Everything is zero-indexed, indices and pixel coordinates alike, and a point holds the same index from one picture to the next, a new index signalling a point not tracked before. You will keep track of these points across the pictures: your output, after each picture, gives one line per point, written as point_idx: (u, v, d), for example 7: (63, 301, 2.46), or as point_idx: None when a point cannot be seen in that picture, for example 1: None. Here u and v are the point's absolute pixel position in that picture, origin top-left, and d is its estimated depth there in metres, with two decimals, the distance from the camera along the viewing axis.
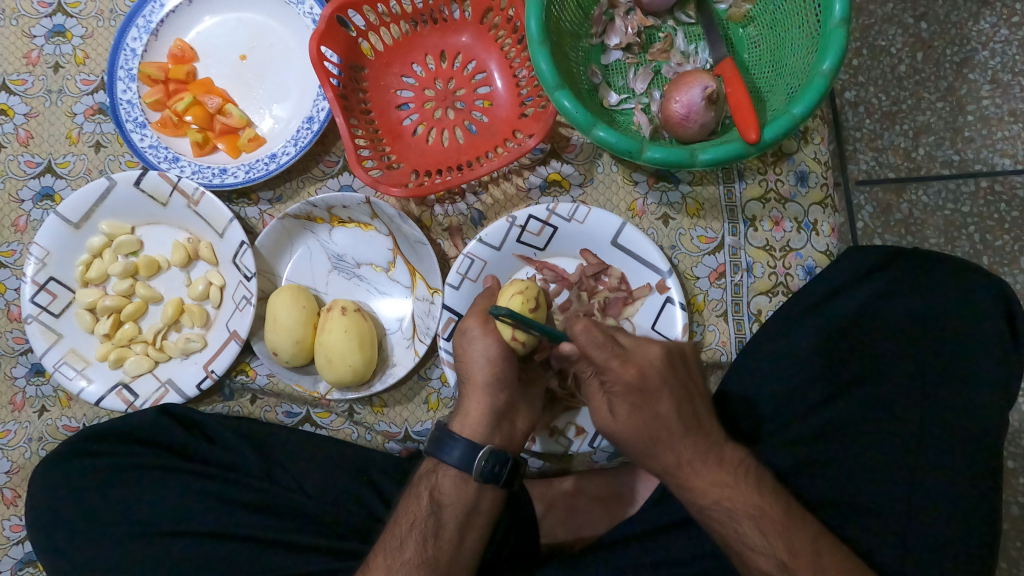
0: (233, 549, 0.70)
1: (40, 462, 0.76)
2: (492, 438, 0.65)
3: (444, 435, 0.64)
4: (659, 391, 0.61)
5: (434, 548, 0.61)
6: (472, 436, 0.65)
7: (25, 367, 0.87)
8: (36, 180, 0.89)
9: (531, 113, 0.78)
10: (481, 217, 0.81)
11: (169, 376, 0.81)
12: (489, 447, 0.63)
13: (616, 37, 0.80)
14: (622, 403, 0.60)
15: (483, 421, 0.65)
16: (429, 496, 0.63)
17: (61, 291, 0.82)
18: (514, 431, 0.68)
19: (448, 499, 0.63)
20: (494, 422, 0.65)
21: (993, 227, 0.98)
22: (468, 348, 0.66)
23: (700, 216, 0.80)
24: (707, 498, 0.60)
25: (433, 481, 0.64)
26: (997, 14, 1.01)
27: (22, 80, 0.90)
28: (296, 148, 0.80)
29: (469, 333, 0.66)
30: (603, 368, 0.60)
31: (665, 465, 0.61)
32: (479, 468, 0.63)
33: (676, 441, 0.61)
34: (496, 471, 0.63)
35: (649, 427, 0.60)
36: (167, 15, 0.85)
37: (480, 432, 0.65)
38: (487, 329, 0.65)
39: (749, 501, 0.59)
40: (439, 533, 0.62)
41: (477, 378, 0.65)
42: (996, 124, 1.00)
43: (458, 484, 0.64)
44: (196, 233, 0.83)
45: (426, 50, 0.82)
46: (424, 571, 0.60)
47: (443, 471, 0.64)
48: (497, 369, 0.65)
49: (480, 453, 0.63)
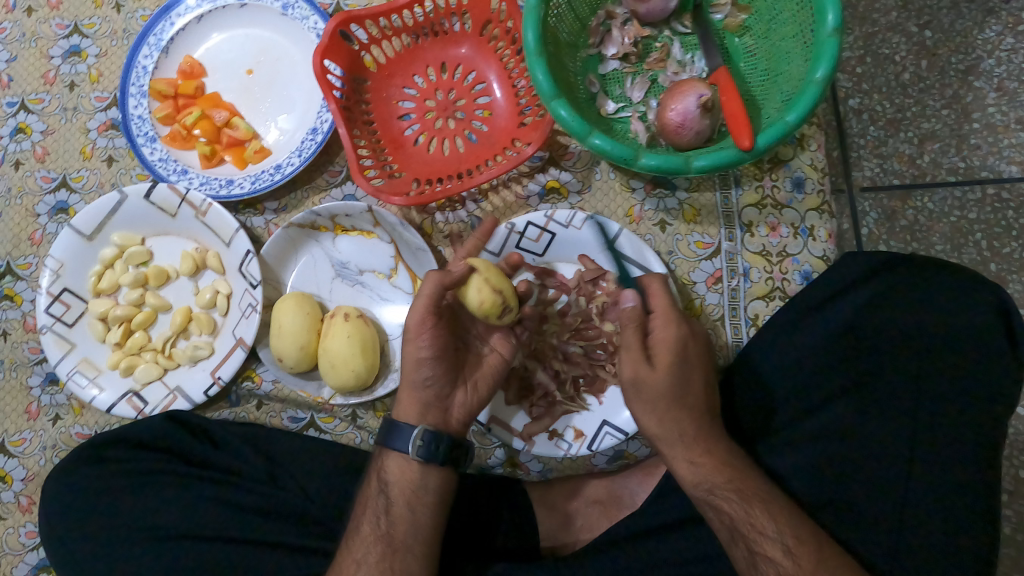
0: (237, 553, 0.71)
1: (52, 469, 0.78)
2: (427, 420, 0.66)
3: (387, 422, 0.66)
4: (696, 365, 0.65)
5: (388, 524, 0.64)
6: (409, 421, 0.66)
7: (40, 376, 0.89)
8: (51, 195, 0.91)
9: (530, 122, 0.80)
10: (481, 224, 0.83)
11: (178, 383, 0.83)
12: (424, 427, 0.65)
13: (613, 47, 0.81)
14: (663, 355, 0.63)
15: (415, 410, 0.66)
16: (377, 479, 0.66)
17: (74, 301, 0.84)
18: (450, 417, 0.68)
19: (393, 477, 0.65)
20: (426, 409, 0.66)
21: (1001, 235, 0.98)
22: (405, 349, 0.66)
23: (697, 222, 0.81)
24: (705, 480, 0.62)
25: (381, 464, 0.67)
26: (1002, 22, 1.01)
27: (39, 99, 0.92)
28: (301, 159, 0.82)
29: (406, 332, 0.66)
30: (657, 320, 0.65)
31: (683, 431, 0.63)
32: (415, 447, 0.64)
33: (694, 411, 0.64)
34: (433, 449, 0.64)
35: (681, 387, 0.63)
36: (177, 33, 0.88)
37: (414, 414, 0.66)
38: (420, 329, 0.65)
39: (745, 490, 0.61)
40: (390, 511, 0.64)
41: (409, 372, 0.66)
42: (1003, 131, 0.99)
43: (401, 464, 0.65)
44: (203, 243, 0.85)
45: (427, 62, 0.84)
46: (380, 546, 0.62)
47: (388, 454, 0.66)
48: (425, 367, 0.65)
49: (414, 434, 0.64)
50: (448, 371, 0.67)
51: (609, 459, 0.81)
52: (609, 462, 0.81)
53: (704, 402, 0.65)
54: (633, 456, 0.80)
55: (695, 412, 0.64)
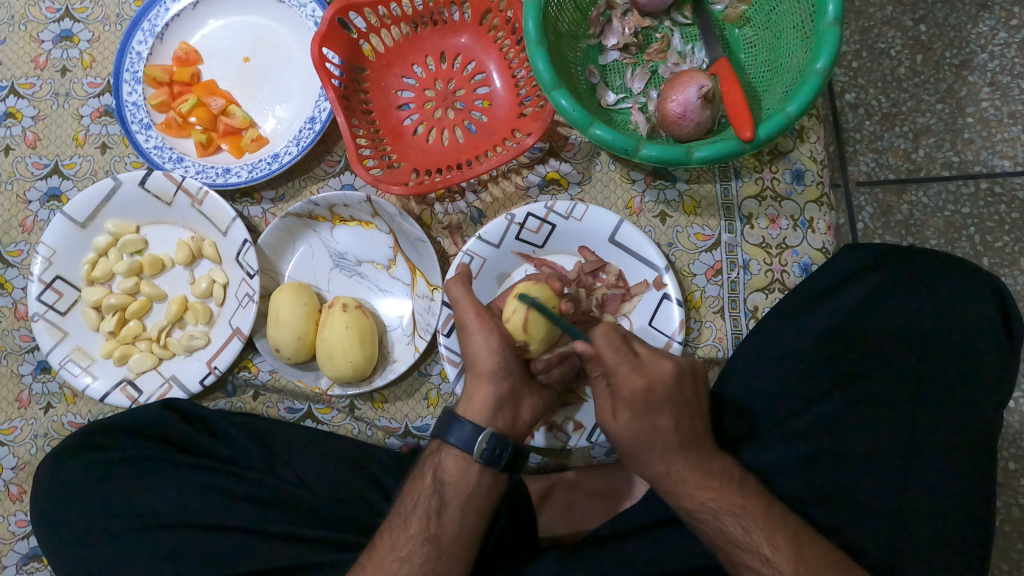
0: (234, 542, 0.71)
1: (44, 459, 0.77)
2: (496, 423, 0.65)
3: (449, 416, 0.65)
4: (662, 406, 0.62)
5: (438, 526, 0.63)
6: (478, 421, 0.65)
7: (31, 365, 0.88)
8: (43, 182, 0.90)
9: (530, 112, 0.79)
10: (481, 215, 0.82)
11: (173, 372, 0.82)
12: (491, 430, 0.64)
13: (613, 37, 0.81)
14: (624, 408, 0.62)
15: (487, 411, 0.65)
16: (433, 476, 0.65)
17: (67, 289, 0.83)
18: (518, 418, 0.67)
19: (450, 478, 0.64)
20: (497, 408, 0.65)
21: (993, 229, 0.99)
22: (469, 343, 0.67)
23: (697, 214, 0.81)
24: (683, 501, 0.62)
25: (437, 461, 0.65)
26: (996, 17, 1.02)
27: (29, 84, 0.91)
28: (299, 148, 0.81)
29: (468, 328, 0.67)
30: (613, 372, 0.61)
31: (654, 473, 0.63)
32: (480, 450, 0.63)
33: (669, 454, 0.62)
34: (496, 454, 0.64)
35: (646, 434, 0.62)
36: (172, 19, 0.87)
37: (485, 415, 0.65)
38: (486, 323, 0.66)
39: (722, 505, 0.61)
40: (442, 511, 0.63)
41: (482, 368, 0.66)
42: (995, 126, 1.01)
43: (461, 465, 0.64)
44: (200, 232, 0.84)
45: (426, 51, 0.84)
46: (427, 548, 0.62)
47: (447, 451, 0.65)
48: (499, 360, 0.66)
49: (482, 436, 0.63)
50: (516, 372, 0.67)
51: (608, 453, 0.79)
52: (608, 454, 0.79)
53: (678, 437, 0.62)
54: None
55: (672, 451, 0.62)
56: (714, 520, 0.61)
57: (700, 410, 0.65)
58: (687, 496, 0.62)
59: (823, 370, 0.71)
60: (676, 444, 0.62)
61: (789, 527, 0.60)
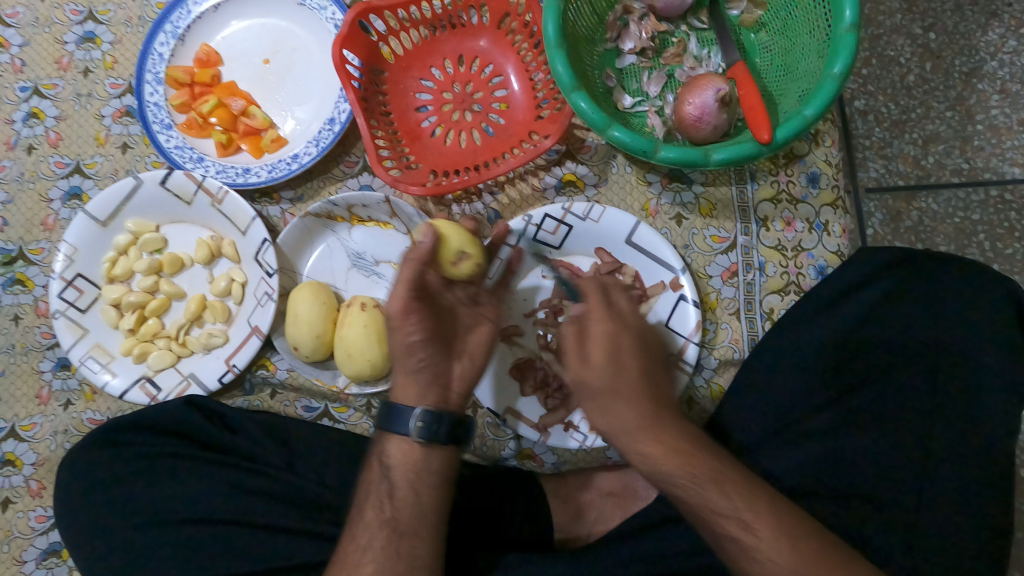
0: (254, 539, 0.71)
1: (66, 454, 0.78)
2: (427, 400, 0.64)
3: (387, 407, 0.64)
4: (624, 348, 0.62)
5: (392, 509, 0.62)
6: (409, 403, 0.64)
7: (51, 361, 0.89)
8: (65, 181, 0.91)
9: (547, 115, 0.80)
10: (497, 216, 0.83)
11: (191, 370, 0.83)
12: (423, 407, 0.63)
13: (630, 41, 0.81)
14: (597, 349, 0.60)
15: (413, 392, 0.64)
16: (379, 463, 0.64)
17: (87, 287, 0.84)
18: (449, 395, 0.66)
19: (395, 461, 0.63)
20: (424, 390, 0.64)
21: (1004, 235, 0.99)
22: (390, 338, 0.64)
23: (713, 216, 0.81)
24: (657, 464, 0.58)
25: (382, 449, 0.65)
26: (1005, 25, 1.02)
27: (52, 85, 0.92)
28: (318, 149, 0.82)
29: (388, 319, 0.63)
30: (593, 318, 0.63)
31: (622, 425, 0.59)
32: (416, 429, 0.63)
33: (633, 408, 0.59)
34: (434, 429, 0.63)
35: (610, 385, 0.59)
36: (194, 21, 0.88)
37: (414, 397, 0.64)
38: (405, 316, 0.62)
39: (698, 471, 0.58)
40: (394, 494, 0.62)
41: (400, 358, 0.64)
42: (1006, 133, 1.01)
43: (403, 447, 0.64)
44: (219, 231, 0.85)
45: (444, 54, 0.85)
46: (386, 531, 0.61)
47: (390, 438, 0.64)
48: (416, 350, 0.64)
49: (415, 414, 0.63)
50: (439, 352, 0.65)
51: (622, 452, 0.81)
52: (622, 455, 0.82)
53: (644, 390, 0.60)
54: None
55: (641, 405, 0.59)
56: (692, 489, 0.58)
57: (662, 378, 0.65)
58: (658, 460, 0.58)
59: (839, 371, 0.71)
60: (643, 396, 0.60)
61: (793, 516, 0.58)
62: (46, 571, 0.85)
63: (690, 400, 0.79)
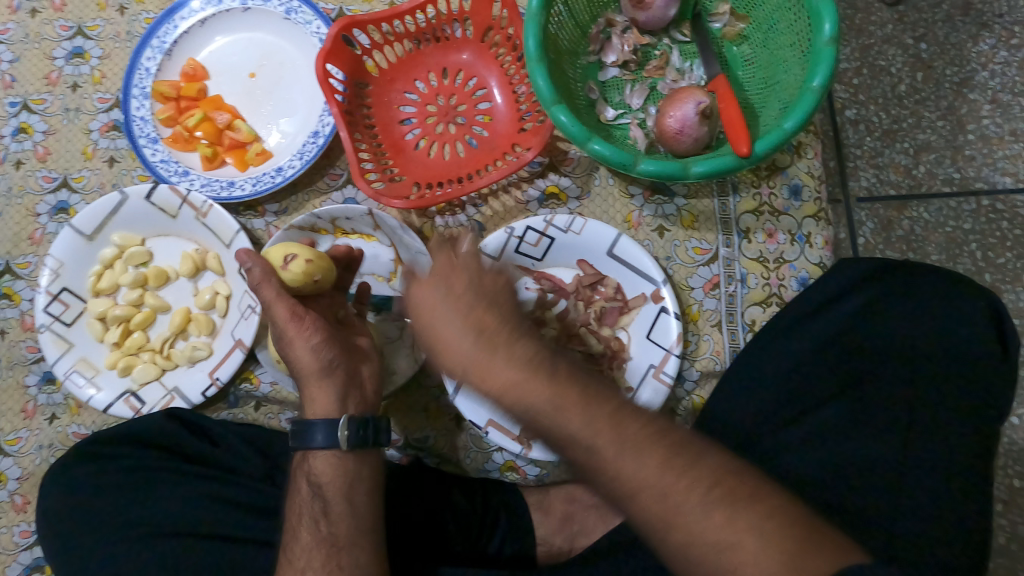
0: (233, 551, 0.71)
1: (49, 469, 0.77)
2: (348, 408, 0.68)
3: (300, 424, 0.66)
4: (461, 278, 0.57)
5: (327, 526, 0.63)
6: (327, 414, 0.67)
7: (37, 376, 0.89)
8: (52, 195, 0.91)
9: (530, 127, 0.80)
10: (481, 228, 0.83)
11: (175, 383, 0.83)
12: (346, 416, 0.66)
13: (613, 54, 0.82)
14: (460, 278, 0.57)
15: (333, 400, 0.67)
16: (308, 482, 0.65)
17: (73, 301, 0.84)
18: (364, 395, 0.71)
19: (324, 477, 0.65)
20: (341, 398, 0.68)
21: (995, 245, 0.99)
22: (291, 351, 0.68)
23: (695, 228, 0.81)
24: (516, 389, 0.52)
25: (308, 467, 0.66)
26: (996, 36, 1.02)
27: (41, 100, 0.93)
28: (302, 162, 0.82)
29: (286, 336, 0.67)
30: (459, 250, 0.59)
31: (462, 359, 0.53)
32: (344, 438, 0.65)
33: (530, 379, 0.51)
34: (361, 434, 0.66)
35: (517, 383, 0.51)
36: (180, 36, 0.88)
37: (333, 407, 0.67)
38: (301, 327, 0.67)
39: (558, 397, 0.51)
40: (328, 512, 0.63)
41: (308, 368, 0.67)
42: (997, 142, 1.01)
43: (331, 462, 0.66)
44: (204, 244, 0.86)
45: (428, 67, 0.85)
46: (324, 548, 0.62)
47: (313, 456, 0.66)
48: (328, 358, 0.68)
49: (340, 424, 0.65)
50: (341, 356, 0.69)
51: None
52: None
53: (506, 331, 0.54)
54: None
55: (501, 358, 0.52)
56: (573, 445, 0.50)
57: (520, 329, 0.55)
58: (501, 393, 0.52)
59: (820, 382, 0.71)
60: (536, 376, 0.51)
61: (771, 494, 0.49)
62: None
63: (672, 414, 0.80)
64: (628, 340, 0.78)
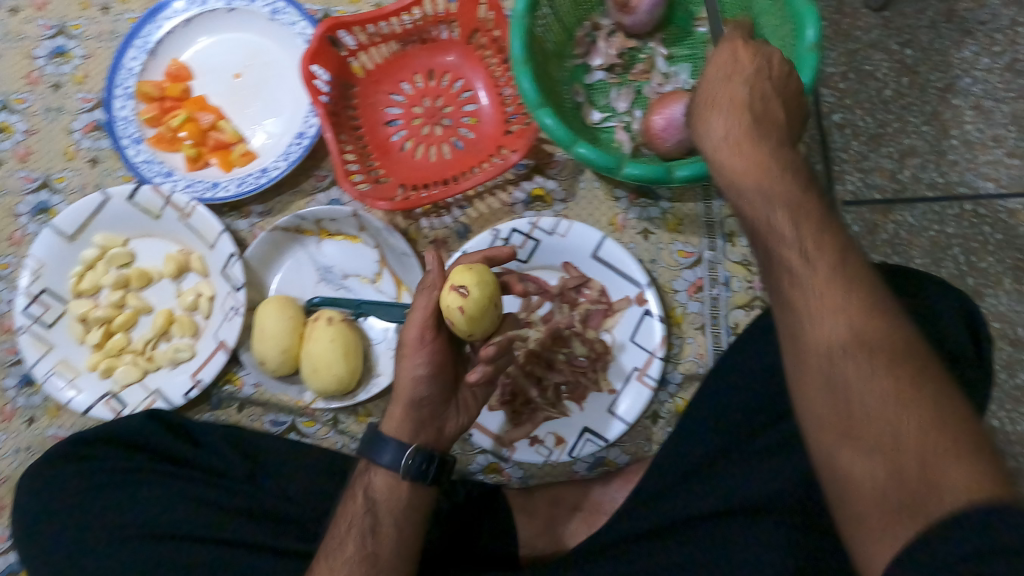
0: (210, 552, 0.70)
1: (27, 471, 0.77)
2: (418, 439, 0.63)
3: (373, 436, 0.63)
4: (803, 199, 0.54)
5: (374, 544, 0.60)
6: (398, 436, 0.63)
7: (16, 377, 0.88)
8: (33, 195, 0.91)
9: (515, 130, 0.80)
10: (466, 230, 0.83)
11: (157, 386, 0.82)
12: (416, 445, 0.62)
13: (599, 57, 0.83)
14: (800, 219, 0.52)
15: (406, 429, 0.63)
16: (364, 495, 0.62)
17: (53, 302, 0.83)
18: (442, 432, 0.65)
19: (381, 495, 0.62)
20: (418, 428, 0.63)
21: (977, 249, 1.00)
22: (399, 365, 0.64)
23: (680, 231, 0.82)
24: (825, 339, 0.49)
25: (367, 479, 0.63)
26: (979, 43, 1.04)
27: (22, 99, 0.92)
28: (287, 163, 0.82)
29: (402, 346, 0.64)
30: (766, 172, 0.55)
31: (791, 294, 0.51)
32: (406, 467, 0.61)
33: (782, 180, 0.55)
34: (423, 469, 0.62)
35: (766, 192, 0.54)
36: (165, 36, 0.88)
37: (406, 432, 0.63)
38: (418, 346, 0.63)
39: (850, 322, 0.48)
40: (377, 530, 0.60)
41: (404, 391, 0.63)
42: (980, 149, 1.02)
43: (390, 482, 0.62)
44: (187, 245, 0.85)
45: (414, 69, 0.85)
46: (365, 568, 0.58)
47: (376, 470, 0.63)
48: (421, 385, 0.63)
49: (407, 452, 0.61)
50: (440, 390, 0.65)
51: (590, 467, 0.82)
52: (589, 470, 0.82)
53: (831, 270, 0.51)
54: (613, 462, 0.81)
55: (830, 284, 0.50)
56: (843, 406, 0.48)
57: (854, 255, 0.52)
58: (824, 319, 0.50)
59: None
60: (794, 189, 0.54)
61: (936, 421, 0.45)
62: None
63: (655, 416, 0.80)
64: (613, 342, 0.77)
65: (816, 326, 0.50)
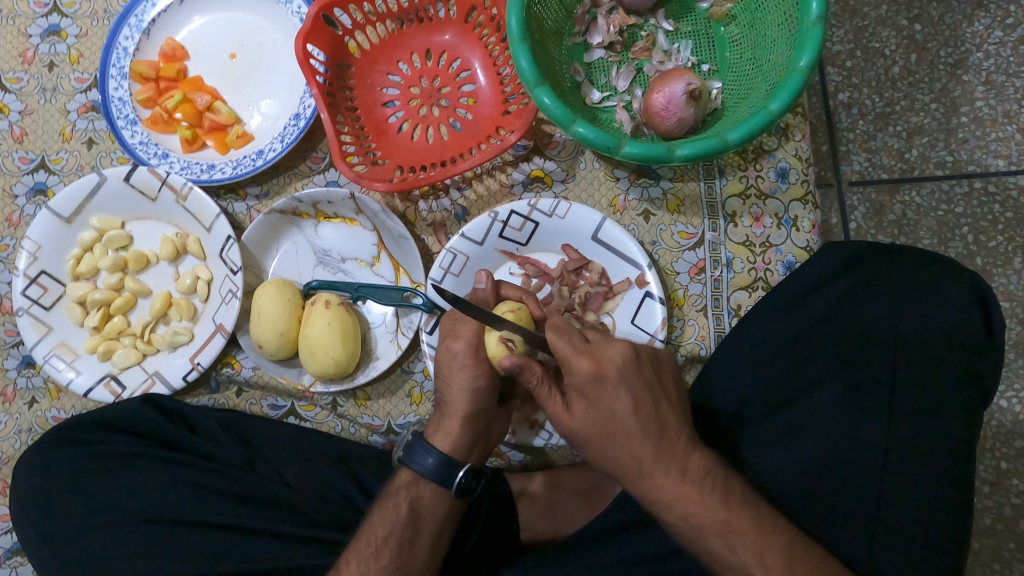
0: (208, 537, 0.70)
1: (25, 451, 0.77)
2: (470, 455, 0.68)
3: (418, 444, 0.66)
4: (616, 390, 0.58)
5: (409, 555, 0.64)
6: (445, 447, 0.66)
7: (16, 359, 0.88)
8: (30, 176, 0.90)
9: (514, 110, 0.79)
10: (465, 213, 0.83)
11: (157, 368, 0.82)
12: (468, 465, 0.66)
13: (598, 35, 0.81)
14: (578, 398, 0.59)
15: (464, 445, 0.67)
16: (409, 507, 0.65)
17: (52, 284, 0.83)
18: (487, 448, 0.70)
19: (426, 511, 0.66)
20: (471, 444, 0.68)
21: (987, 228, 0.99)
22: (452, 378, 0.67)
23: (680, 212, 0.81)
24: (665, 513, 0.58)
25: (414, 493, 0.66)
26: (991, 16, 1.01)
27: (17, 79, 0.91)
28: (282, 144, 0.81)
29: (456, 362, 0.66)
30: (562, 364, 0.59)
31: (624, 470, 0.59)
32: (457, 485, 0.66)
33: (632, 444, 0.58)
34: (472, 485, 0.66)
35: (604, 425, 0.58)
36: (159, 14, 0.86)
37: (459, 451, 0.66)
38: (476, 364, 0.66)
39: (705, 523, 0.57)
40: (413, 542, 0.65)
41: (459, 408, 0.66)
42: (990, 125, 1.00)
43: (438, 499, 0.66)
44: (184, 227, 0.85)
45: (411, 48, 0.84)
46: None
47: (424, 484, 0.66)
48: (480, 397, 0.66)
49: (460, 472, 0.66)
50: (493, 403, 0.68)
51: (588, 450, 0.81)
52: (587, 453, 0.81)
53: (638, 424, 0.58)
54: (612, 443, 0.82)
55: (641, 446, 0.58)
56: (697, 538, 0.58)
57: (665, 393, 0.61)
58: (669, 501, 0.58)
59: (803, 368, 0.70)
60: (635, 430, 0.58)
61: (781, 538, 0.57)
62: (10, 570, 0.84)
63: None
64: (612, 326, 0.77)
65: (642, 488, 0.59)
